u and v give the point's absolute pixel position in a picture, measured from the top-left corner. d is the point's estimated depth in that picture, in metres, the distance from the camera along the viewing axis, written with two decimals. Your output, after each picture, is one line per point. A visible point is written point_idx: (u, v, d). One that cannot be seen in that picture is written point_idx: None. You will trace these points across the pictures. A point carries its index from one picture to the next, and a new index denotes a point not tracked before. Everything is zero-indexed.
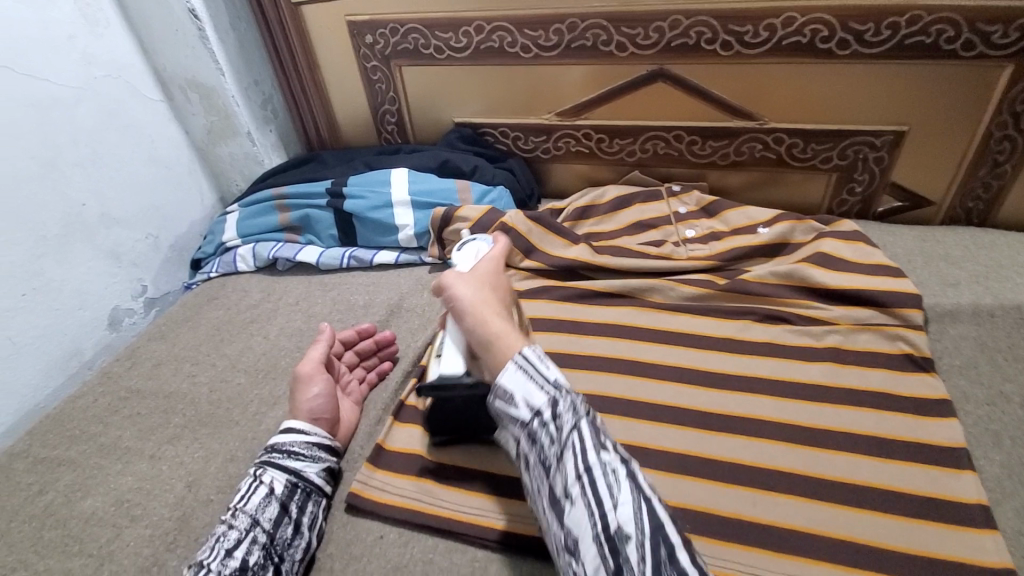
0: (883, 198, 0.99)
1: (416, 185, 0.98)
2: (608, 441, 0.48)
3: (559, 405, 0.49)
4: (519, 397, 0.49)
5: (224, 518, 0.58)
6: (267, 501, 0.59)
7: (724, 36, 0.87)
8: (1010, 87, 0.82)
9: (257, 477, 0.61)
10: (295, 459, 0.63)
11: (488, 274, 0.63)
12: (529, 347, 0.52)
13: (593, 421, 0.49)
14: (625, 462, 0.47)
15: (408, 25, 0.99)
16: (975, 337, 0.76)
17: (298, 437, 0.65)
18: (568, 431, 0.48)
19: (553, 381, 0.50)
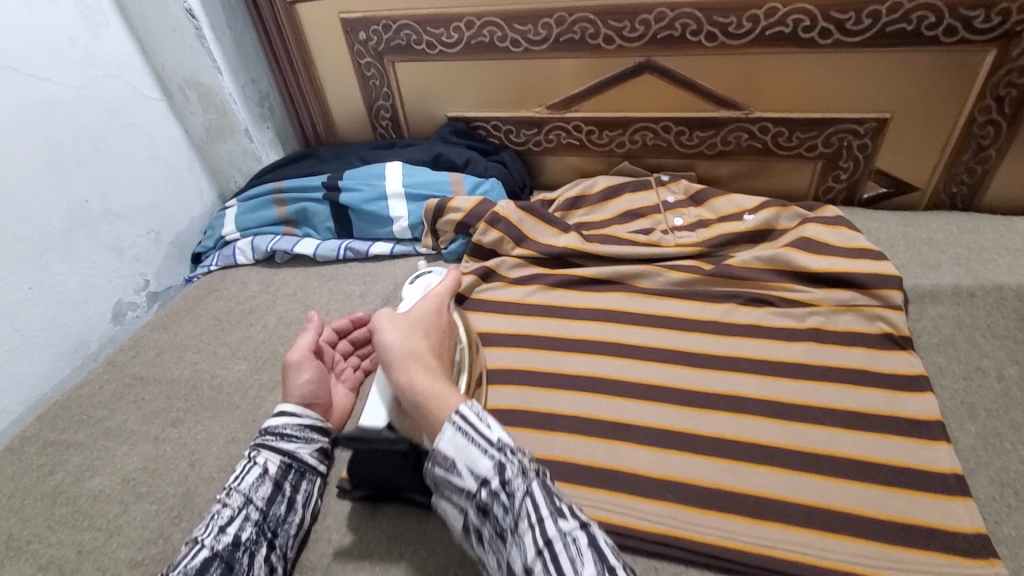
0: (869, 185, 1.00)
1: (410, 178, 1.01)
2: (560, 500, 0.50)
3: (507, 470, 0.50)
4: (464, 467, 0.51)
5: (218, 497, 0.60)
6: (260, 481, 0.61)
7: (708, 28, 0.89)
8: (993, 72, 0.84)
9: (252, 458, 0.63)
10: (288, 440, 0.65)
11: (423, 318, 0.65)
12: (470, 404, 0.54)
13: (545, 483, 0.51)
14: (582, 523, 0.49)
15: (400, 22, 1.02)
16: (954, 316, 0.78)
17: (292, 420, 0.66)
18: (519, 497, 0.49)
19: (497, 444, 0.52)
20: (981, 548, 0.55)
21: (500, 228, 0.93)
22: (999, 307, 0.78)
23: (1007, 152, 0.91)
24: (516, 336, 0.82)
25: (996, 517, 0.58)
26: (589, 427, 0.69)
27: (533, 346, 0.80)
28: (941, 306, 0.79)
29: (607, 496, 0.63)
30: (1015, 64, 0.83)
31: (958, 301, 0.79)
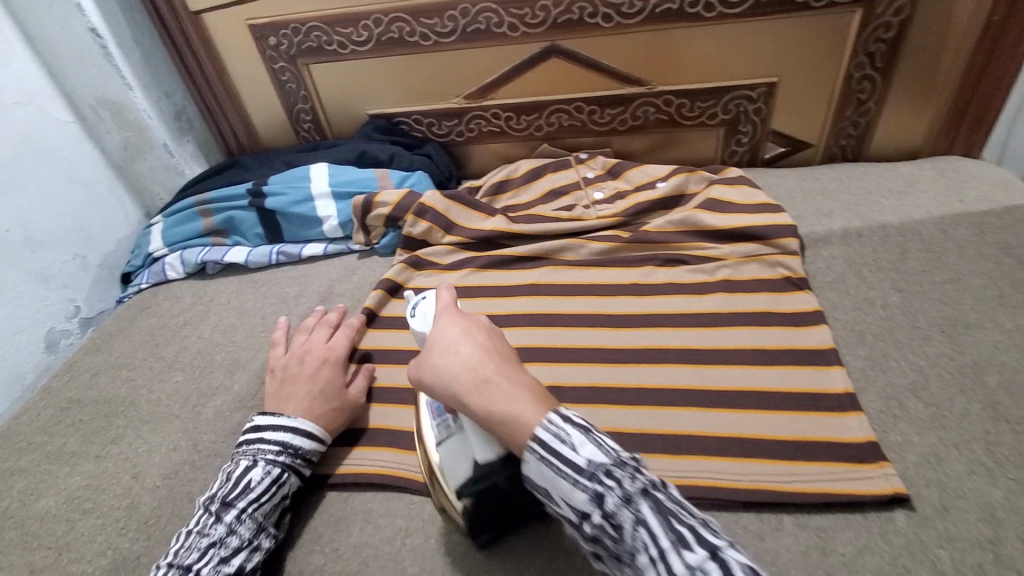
0: (769, 146, 1.08)
1: (335, 177, 1.02)
2: (681, 520, 0.43)
3: (607, 501, 0.44)
4: (564, 503, 0.47)
5: (227, 516, 0.58)
6: (275, 506, 0.61)
7: (603, 9, 0.94)
8: (862, 30, 0.92)
9: (276, 480, 0.61)
10: (308, 463, 0.65)
11: (454, 337, 0.53)
12: (545, 421, 0.47)
13: (658, 500, 0.44)
14: (712, 552, 0.40)
15: (309, 24, 1.03)
16: (845, 255, 0.85)
17: (322, 450, 0.66)
18: (630, 527, 0.43)
19: (590, 473, 0.45)
20: (871, 454, 0.61)
21: (429, 218, 0.95)
22: (883, 244, 0.86)
23: (885, 103, 1.00)
24: None
25: (885, 426, 0.64)
26: None
27: None
28: (834, 248, 0.86)
29: None
30: (879, 22, 0.91)
31: (848, 242, 0.87)
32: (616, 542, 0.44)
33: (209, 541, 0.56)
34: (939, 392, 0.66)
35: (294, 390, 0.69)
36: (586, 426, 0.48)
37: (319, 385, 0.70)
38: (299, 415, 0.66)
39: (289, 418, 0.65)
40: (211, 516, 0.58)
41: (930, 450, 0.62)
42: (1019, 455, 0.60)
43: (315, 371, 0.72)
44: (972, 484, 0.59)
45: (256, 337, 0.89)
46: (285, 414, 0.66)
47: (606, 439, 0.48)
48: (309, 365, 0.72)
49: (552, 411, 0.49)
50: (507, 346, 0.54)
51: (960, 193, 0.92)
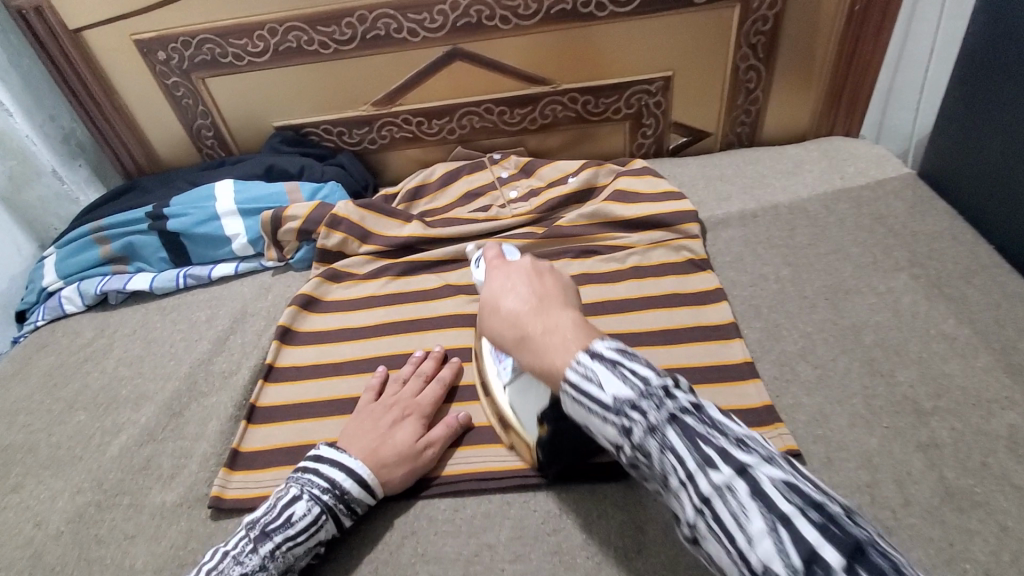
0: (672, 137, 1.13)
1: (242, 194, 0.98)
2: (712, 443, 0.39)
3: (634, 433, 0.41)
4: (593, 430, 0.44)
5: (262, 548, 0.56)
6: (308, 550, 0.59)
7: (499, 12, 0.96)
8: (742, 23, 0.98)
9: (313, 521, 0.59)
10: (346, 510, 0.61)
11: (496, 290, 0.52)
12: (575, 363, 0.44)
13: (687, 425, 0.40)
14: (740, 471, 0.37)
15: (199, 36, 1.00)
16: (741, 236, 0.90)
17: (368, 502, 0.63)
18: (658, 454, 0.41)
19: (615, 405, 0.42)
20: (767, 418, 0.66)
21: (342, 228, 0.94)
22: (775, 222, 0.92)
23: (770, 91, 1.07)
24: (370, 327, 0.85)
25: (780, 392, 0.69)
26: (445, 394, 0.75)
27: (388, 333, 0.84)
28: (731, 230, 0.92)
29: (462, 450, 0.69)
30: (756, 14, 0.97)
31: (744, 223, 0.93)
32: (646, 467, 0.42)
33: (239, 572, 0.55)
34: (824, 355, 0.72)
35: (367, 430, 0.66)
36: (617, 358, 0.43)
37: (393, 433, 0.66)
38: (362, 462, 0.63)
39: (349, 460, 0.63)
40: (247, 543, 0.57)
41: (817, 409, 0.67)
42: (892, 405, 0.66)
43: (394, 417, 0.68)
44: (852, 435, 0.64)
45: (164, 366, 0.86)
46: (345, 453, 0.64)
47: (638, 367, 0.43)
48: (390, 409, 0.69)
49: (581, 350, 0.45)
50: (552, 293, 0.51)
51: (841, 170, 1.00)
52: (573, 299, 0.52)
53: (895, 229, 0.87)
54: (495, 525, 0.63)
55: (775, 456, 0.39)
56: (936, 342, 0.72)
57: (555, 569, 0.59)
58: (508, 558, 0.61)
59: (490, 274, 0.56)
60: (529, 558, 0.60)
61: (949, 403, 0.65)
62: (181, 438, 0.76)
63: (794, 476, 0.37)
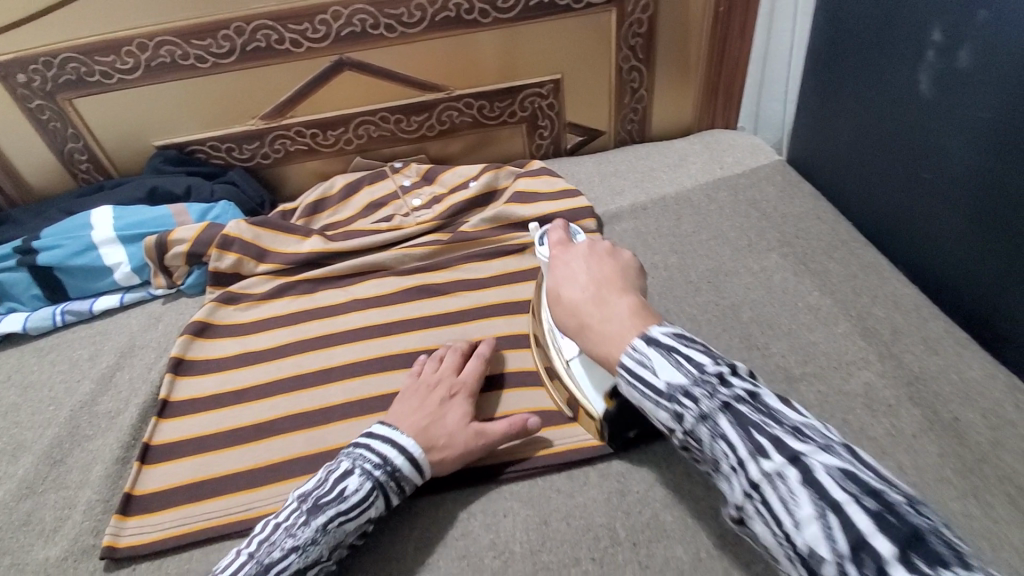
0: (568, 137, 1.17)
1: (122, 220, 0.92)
2: (765, 431, 0.44)
3: (687, 419, 0.48)
4: (649, 416, 0.51)
5: (315, 521, 0.57)
6: (359, 525, 0.59)
7: (383, 20, 0.96)
8: (621, 26, 1.03)
9: (365, 498, 0.59)
10: (395, 489, 0.61)
11: (564, 279, 0.62)
12: (632, 350, 0.51)
13: (740, 414, 0.45)
14: (792, 458, 0.42)
15: (62, 56, 0.93)
16: (634, 229, 0.95)
17: (416, 482, 0.63)
18: (709, 439, 0.47)
19: (668, 390, 0.48)
20: None
21: (235, 249, 0.90)
22: (663, 214, 0.97)
23: (653, 90, 1.13)
24: (272, 350, 0.82)
25: None
26: (353, 408, 0.74)
27: (291, 353, 0.81)
28: (624, 223, 0.97)
29: None
30: (632, 17, 1.03)
31: (636, 216, 0.98)
32: (697, 451, 0.49)
33: (292, 544, 0.56)
34: (709, 333, 0.78)
35: (415, 407, 0.66)
36: (671, 346, 0.50)
37: (442, 412, 0.66)
38: (412, 439, 0.63)
39: (402, 437, 0.63)
40: (301, 515, 0.57)
41: None
42: (766, 375, 0.73)
43: (442, 396, 0.67)
44: None
45: (45, 412, 0.79)
46: (394, 430, 0.64)
47: (692, 357, 0.49)
48: (436, 388, 0.69)
49: (637, 337, 0.52)
50: (611, 278, 0.60)
51: (721, 160, 1.08)
52: (630, 281, 0.61)
53: (768, 213, 0.95)
54: (402, 535, 0.64)
55: (833, 445, 0.43)
56: (803, 313, 0.79)
57: (463, 571, 0.60)
58: (419, 566, 0.61)
59: (557, 264, 0.64)
60: (438, 565, 0.61)
61: (814, 368, 0.73)
62: (64, 488, 0.71)
63: (847, 462, 0.42)
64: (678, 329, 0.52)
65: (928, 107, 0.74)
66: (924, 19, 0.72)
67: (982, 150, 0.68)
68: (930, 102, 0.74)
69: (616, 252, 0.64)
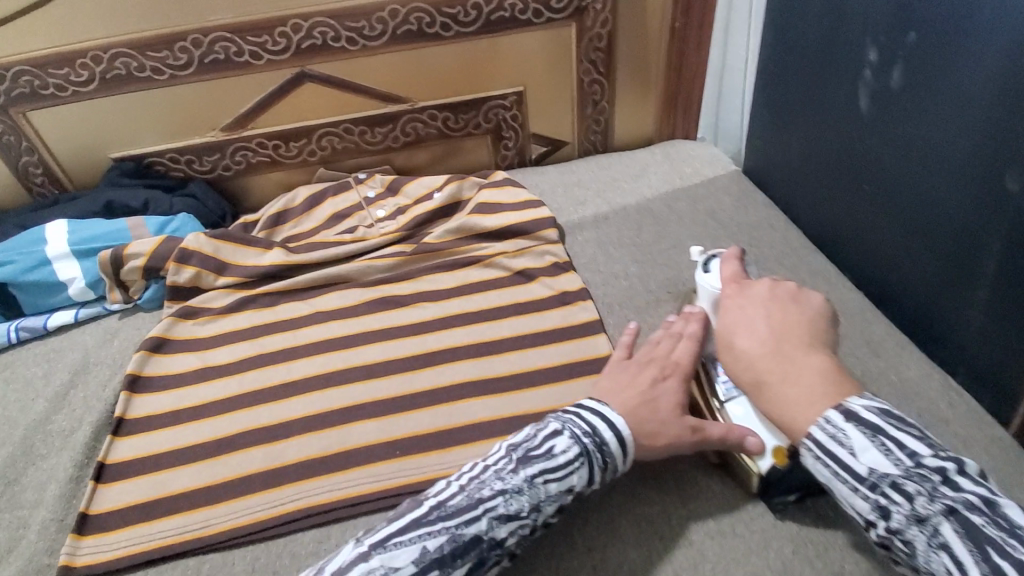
0: (532, 148, 1.19)
1: (76, 234, 0.90)
2: (1006, 553, 0.42)
3: (896, 516, 0.47)
4: (846, 506, 0.51)
5: (523, 471, 0.56)
6: (559, 494, 0.57)
7: (344, 33, 0.96)
8: (581, 39, 1.06)
9: (568, 460, 0.57)
10: (597, 464, 0.58)
11: (737, 325, 0.62)
12: (823, 422, 0.51)
13: (969, 526, 0.44)
14: None
15: (13, 68, 0.91)
16: (596, 239, 0.97)
17: (619, 461, 0.60)
18: (925, 546, 0.45)
19: (871, 481, 0.49)
20: None
21: (194, 262, 0.89)
22: (624, 224, 1.00)
23: (615, 102, 1.16)
24: (232, 364, 0.81)
25: None
26: (315, 421, 0.74)
27: (252, 367, 0.81)
28: (587, 232, 0.99)
29: (331, 478, 0.69)
30: (592, 31, 1.05)
31: (598, 225, 1.00)
32: (905, 554, 0.47)
33: (501, 488, 0.56)
34: None
35: (625, 387, 0.65)
36: (876, 428, 0.50)
37: (656, 392, 0.64)
38: (623, 418, 0.61)
39: (615, 417, 0.61)
40: (509, 462, 0.57)
41: None
42: None
43: (654, 377, 0.66)
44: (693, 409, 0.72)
45: None
46: (608, 405, 0.62)
47: (903, 449, 0.49)
48: (647, 367, 0.67)
49: (831, 407, 0.52)
50: (794, 329, 0.60)
51: (681, 171, 1.11)
52: (818, 333, 0.60)
53: (724, 222, 0.98)
54: None
55: None
56: None
57: None
58: None
59: (731, 308, 0.64)
60: None
61: None
62: (17, 508, 0.69)
63: None
64: (885, 406, 0.52)
65: (866, 121, 0.78)
66: (860, 37, 0.75)
67: (973, 194, 0.66)
68: (867, 116, 0.78)
69: (799, 299, 0.63)
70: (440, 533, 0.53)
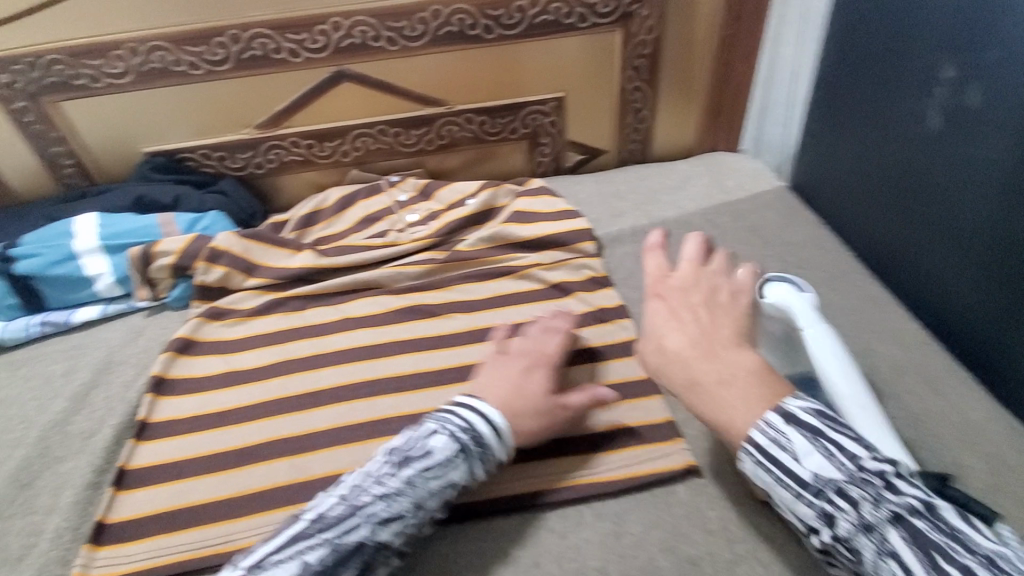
0: (569, 155, 1.15)
1: (106, 229, 0.89)
2: (951, 558, 0.42)
3: (840, 523, 0.46)
4: (787, 510, 0.49)
5: (402, 473, 0.57)
6: (442, 489, 0.57)
7: (384, 33, 0.94)
8: (626, 44, 1.02)
9: (445, 456, 0.58)
10: (473, 456, 0.59)
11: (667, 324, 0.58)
12: (764, 427, 0.49)
13: (913, 530, 0.43)
14: None
15: (48, 57, 0.90)
16: (635, 253, 0.94)
17: (498, 451, 0.61)
18: (874, 554, 0.44)
19: (816, 486, 0.47)
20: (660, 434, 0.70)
21: (223, 262, 0.87)
22: (664, 238, 0.96)
23: (657, 111, 1.12)
24: (257, 369, 0.79)
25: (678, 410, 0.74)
26: (342, 434, 0.71)
27: (278, 373, 0.78)
28: (625, 246, 0.95)
29: None
30: (638, 37, 1.01)
31: (636, 239, 0.96)
32: (851, 561, 0.46)
33: (381, 491, 0.56)
34: None
35: (501, 376, 0.66)
36: (817, 431, 0.48)
37: (523, 380, 0.65)
38: (496, 409, 0.62)
39: (490, 408, 0.62)
40: (387, 466, 0.58)
41: None
42: None
43: (525, 365, 0.67)
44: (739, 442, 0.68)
45: (13, 432, 0.75)
46: (480, 400, 0.63)
47: (844, 451, 0.47)
48: (517, 358, 0.68)
49: (770, 410, 0.50)
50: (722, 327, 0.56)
51: (723, 184, 1.06)
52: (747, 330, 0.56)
53: (769, 240, 0.94)
54: None
55: None
56: None
57: None
58: None
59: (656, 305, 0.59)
60: None
61: None
62: (31, 513, 0.67)
63: None
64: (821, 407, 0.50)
65: (934, 142, 0.73)
66: (935, 53, 0.71)
67: None
68: (936, 138, 0.73)
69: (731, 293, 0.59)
70: (321, 547, 0.52)
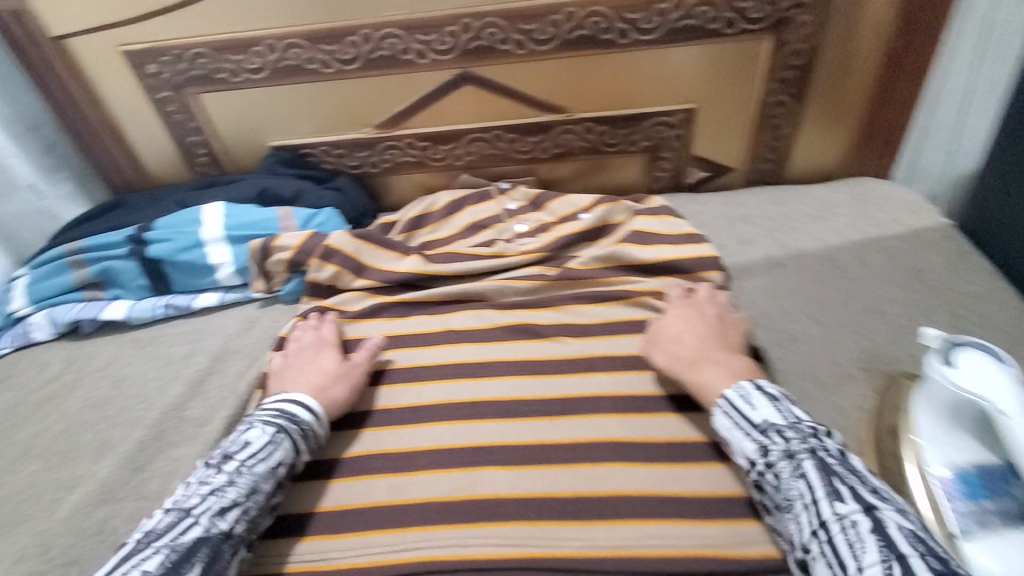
0: (691, 171, 1.06)
1: (231, 219, 0.92)
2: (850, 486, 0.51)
3: (771, 453, 0.56)
4: (730, 445, 0.60)
5: (227, 468, 0.59)
6: (268, 475, 0.60)
7: (513, 35, 0.90)
8: (774, 53, 0.91)
9: (272, 440, 0.62)
10: (289, 441, 0.64)
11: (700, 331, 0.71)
12: (739, 387, 0.63)
13: (822, 463, 0.54)
14: (865, 508, 0.50)
15: (194, 50, 0.93)
16: (767, 288, 0.84)
17: (314, 432, 0.67)
18: (788, 476, 0.54)
19: (761, 424, 0.59)
20: None
21: (336, 261, 0.87)
22: (802, 274, 0.85)
23: (799, 128, 1.00)
24: None
25: None
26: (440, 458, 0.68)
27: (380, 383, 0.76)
28: (755, 279, 0.85)
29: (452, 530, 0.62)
30: (789, 45, 0.90)
31: (768, 273, 0.86)
32: (772, 490, 0.56)
33: (208, 489, 0.57)
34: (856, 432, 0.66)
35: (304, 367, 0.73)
36: (777, 396, 0.61)
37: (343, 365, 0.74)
38: (310, 395, 0.69)
39: (298, 393, 0.69)
40: (211, 468, 0.59)
41: None
42: None
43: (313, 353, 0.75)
44: None
45: (134, 411, 0.79)
46: (297, 391, 0.70)
47: (793, 411, 0.59)
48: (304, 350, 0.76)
49: (749, 380, 0.64)
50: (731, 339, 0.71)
51: (874, 215, 0.93)
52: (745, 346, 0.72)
53: (933, 287, 0.80)
54: None
55: (907, 513, 0.51)
56: None
57: None
58: None
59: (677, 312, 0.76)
60: None
61: None
62: (141, 498, 0.69)
63: (918, 528, 0.49)
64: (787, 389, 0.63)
65: None
66: None
67: None
68: None
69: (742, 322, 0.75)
70: (163, 551, 0.52)
